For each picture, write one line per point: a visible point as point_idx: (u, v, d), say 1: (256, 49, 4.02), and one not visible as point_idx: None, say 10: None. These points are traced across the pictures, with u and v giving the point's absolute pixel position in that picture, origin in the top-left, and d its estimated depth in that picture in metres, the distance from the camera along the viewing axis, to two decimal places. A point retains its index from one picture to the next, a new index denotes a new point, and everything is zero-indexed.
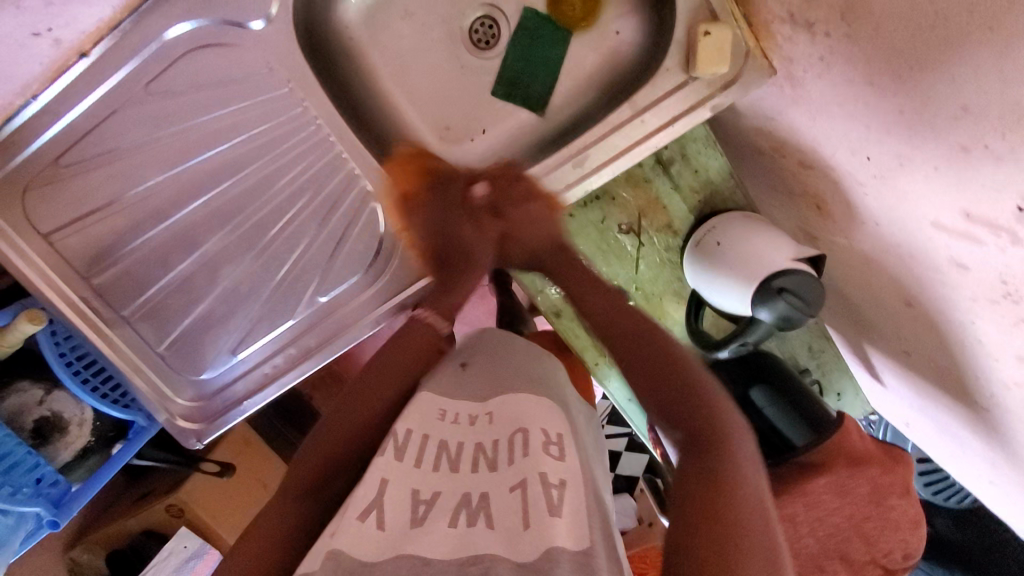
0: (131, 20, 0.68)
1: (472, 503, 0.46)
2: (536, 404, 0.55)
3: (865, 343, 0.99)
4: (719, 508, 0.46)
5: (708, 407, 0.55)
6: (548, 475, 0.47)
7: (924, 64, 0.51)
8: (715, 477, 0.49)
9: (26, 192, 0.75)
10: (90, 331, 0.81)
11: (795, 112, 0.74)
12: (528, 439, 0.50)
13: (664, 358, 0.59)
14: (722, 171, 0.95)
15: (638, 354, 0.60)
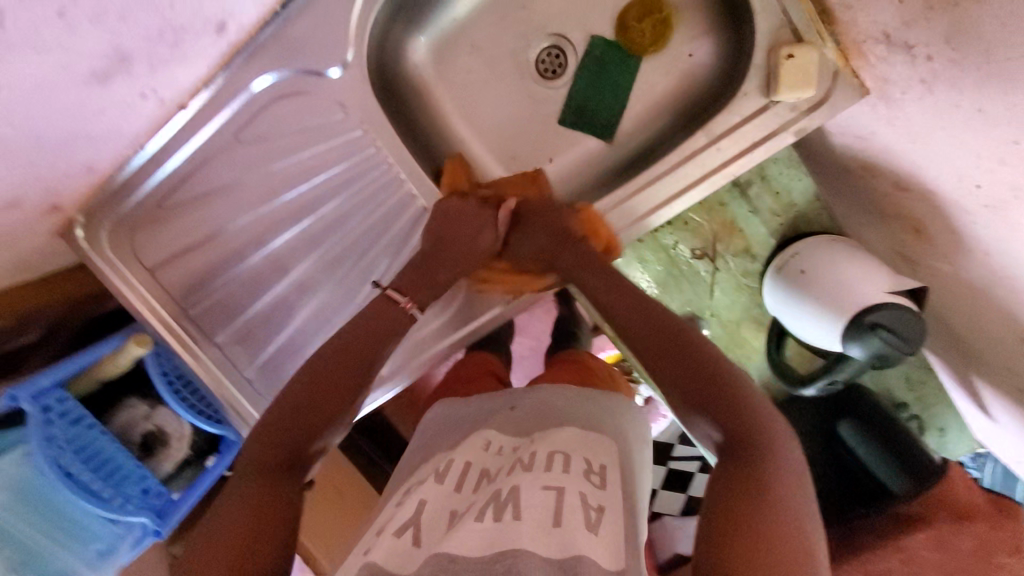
0: (223, 75, 0.73)
1: (501, 499, 0.47)
2: (580, 437, 0.56)
3: (970, 378, 0.88)
4: (758, 522, 0.43)
5: (744, 408, 0.51)
6: (588, 497, 0.48)
7: None
8: (753, 486, 0.46)
9: (136, 232, 0.83)
10: (184, 352, 0.87)
11: (891, 133, 0.68)
12: (570, 460, 0.52)
13: (689, 347, 0.57)
14: (806, 193, 0.89)
15: (655, 347, 0.59)
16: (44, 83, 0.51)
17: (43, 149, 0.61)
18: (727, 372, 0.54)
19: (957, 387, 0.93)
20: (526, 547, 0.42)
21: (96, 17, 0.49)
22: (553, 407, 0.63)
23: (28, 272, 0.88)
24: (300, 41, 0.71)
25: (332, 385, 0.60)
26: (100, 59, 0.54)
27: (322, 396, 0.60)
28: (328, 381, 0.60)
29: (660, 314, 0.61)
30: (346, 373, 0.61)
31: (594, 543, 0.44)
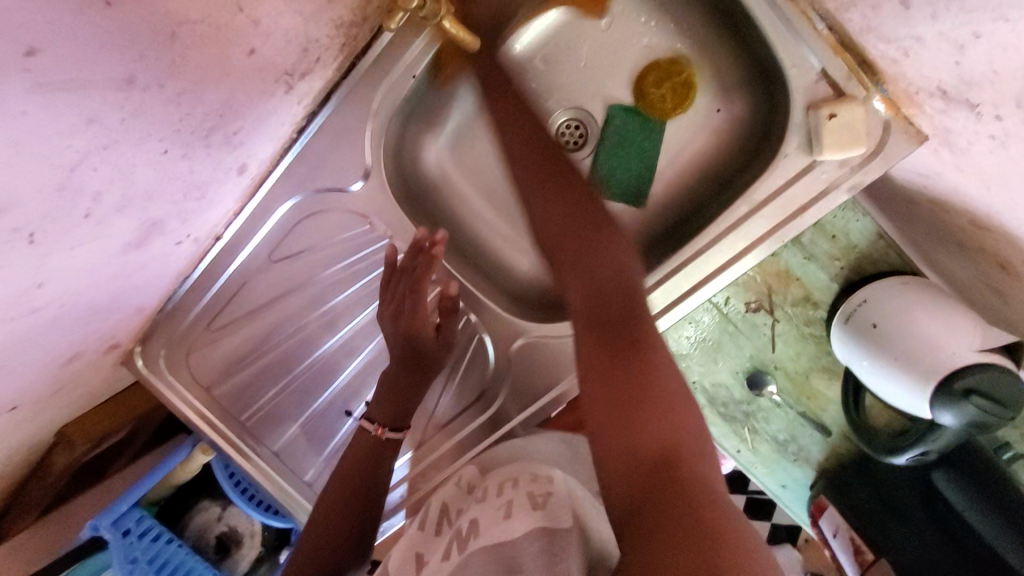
0: (252, 201, 0.74)
1: (461, 535, 0.54)
2: (537, 453, 0.70)
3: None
4: (657, 444, 0.41)
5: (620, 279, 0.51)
6: (534, 490, 0.58)
7: None
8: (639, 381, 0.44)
9: (189, 354, 0.86)
10: (243, 460, 0.90)
11: (960, 178, 0.60)
12: (522, 478, 0.62)
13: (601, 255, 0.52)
14: (866, 233, 0.81)
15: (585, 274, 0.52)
16: (83, 270, 0.53)
17: (93, 312, 0.63)
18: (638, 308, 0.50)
19: None
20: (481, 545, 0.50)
21: (123, 207, 0.50)
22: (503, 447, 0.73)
23: (98, 398, 0.92)
24: (318, 160, 0.71)
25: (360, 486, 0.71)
26: (133, 233, 0.56)
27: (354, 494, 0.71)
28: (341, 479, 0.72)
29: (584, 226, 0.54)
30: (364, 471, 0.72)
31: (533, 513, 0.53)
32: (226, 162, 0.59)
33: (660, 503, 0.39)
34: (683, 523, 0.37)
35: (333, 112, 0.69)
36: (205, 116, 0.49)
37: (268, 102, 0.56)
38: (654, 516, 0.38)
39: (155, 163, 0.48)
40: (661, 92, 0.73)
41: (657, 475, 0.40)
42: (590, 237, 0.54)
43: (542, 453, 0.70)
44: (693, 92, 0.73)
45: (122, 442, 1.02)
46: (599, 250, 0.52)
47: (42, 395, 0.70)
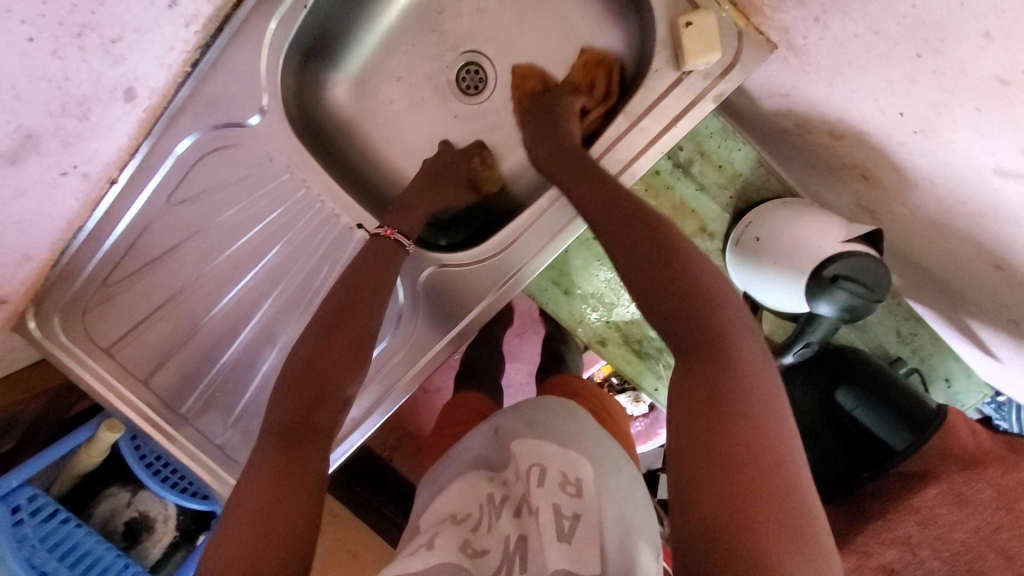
0: (146, 143, 0.74)
1: (512, 548, 0.57)
2: (560, 451, 0.64)
3: (965, 320, 0.84)
4: (743, 472, 0.40)
5: (713, 297, 0.50)
6: (560, 507, 0.57)
7: (927, 0, 0.45)
8: (720, 400, 0.44)
9: (87, 314, 0.83)
10: (149, 429, 0.86)
11: (807, 83, 0.67)
12: (552, 475, 0.61)
13: (671, 263, 0.52)
14: (749, 162, 0.88)
15: (652, 288, 0.52)
16: None
17: None
18: (699, 297, 0.50)
19: (949, 328, 0.89)
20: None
21: None
22: (535, 419, 0.70)
23: None
24: (214, 97, 0.72)
25: (336, 337, 0.63)
26: (3, 141, 0.54)
27: (297, 450, 0.55)
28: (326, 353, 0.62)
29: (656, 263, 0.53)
30: (305, 457, 0.55)
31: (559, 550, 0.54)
32: (108, 79, 0.60)
33: (725, 517, 0.39)
34: (746, 546, 0.37)
35: (228, 44, 0.70)
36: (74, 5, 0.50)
37: (146, 11, 0.57)
38: (725, 530, 0.39)
39: (20, 51, 0.49)
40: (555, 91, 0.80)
41: (736, 489, 0.40)
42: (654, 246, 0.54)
43: (573, 454, 0.64)
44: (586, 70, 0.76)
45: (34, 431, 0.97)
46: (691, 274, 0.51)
47: None
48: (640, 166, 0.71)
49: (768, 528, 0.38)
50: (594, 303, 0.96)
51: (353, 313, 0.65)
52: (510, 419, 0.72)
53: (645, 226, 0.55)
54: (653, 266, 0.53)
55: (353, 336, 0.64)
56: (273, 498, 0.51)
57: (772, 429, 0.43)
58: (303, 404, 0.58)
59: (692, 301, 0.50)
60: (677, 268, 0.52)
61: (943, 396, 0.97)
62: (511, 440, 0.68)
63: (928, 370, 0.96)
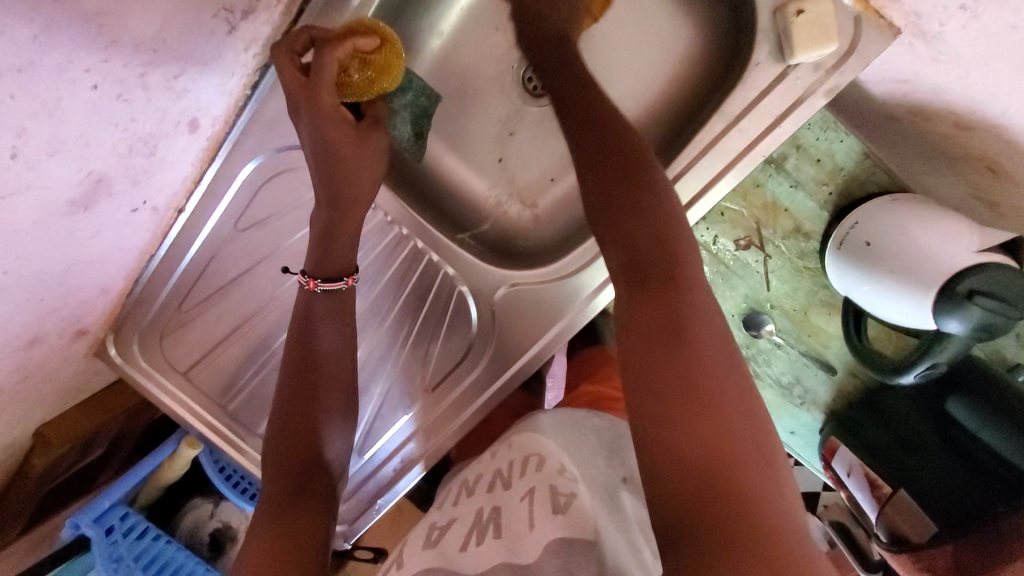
0: (210, 169, 0.71)
1: (485, 519, 0.59)
2: (552, 432, 0.67)
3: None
4: (694, 404, 0.40)
5: (655, 224, 0.48)
6: (557, 487, 0.59)
7: None
8: (668, 340, 0.43)
9: (163, 339, 0.83)
10: (231, 450, 0.87)
11: (939, 69, 0.58)
12: (546, 462, 0.62)
13: (626, 176, 0.50)
14: (852, 154, 0.78)
15: (606, 202, 0.50)
16: (27, 229, 0.51)
17: (47, 284, 0.61)
18: (652, 208, 0.49)
19: None
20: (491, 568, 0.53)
21: (56, 151, 0.47)
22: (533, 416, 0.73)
23: (74, 397, 0.89)
24: (275, 118, 0.69)
25: (320, 366, 0.64)
26: (77, 189, 0.53)
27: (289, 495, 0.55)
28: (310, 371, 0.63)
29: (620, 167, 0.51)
30: (303, 513, 0.53)
31: (547, 529, 0.55)
32: (173, 113, 0.57)
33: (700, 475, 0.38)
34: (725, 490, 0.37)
35: None
36: (137, 47, 0.47)
37: (208, 41, 0.54)
38: (691, 475, 0.38)
39: (88, 100, 0.46)
40: (355, 74, 0.60)
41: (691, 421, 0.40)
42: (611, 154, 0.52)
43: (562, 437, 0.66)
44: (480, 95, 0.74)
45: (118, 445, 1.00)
46: (639, 206, 0.49)
47: (7, 383, 0.68)
48: (737, 171, 0.64)
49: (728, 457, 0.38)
50: None
51: (318, 334, 0.65)
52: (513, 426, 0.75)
53: (602, 140, 0.52)
54: (608, 189, 0.50)
55: (328, 368, 0.64)
56: (276, 554, 0.48)
57: (719, 363, 0.42)
58: (284, 447, 0.59)
59: (646, 219, 0.48)
60: (630, 195, 0.49)
61: None
62: (511, 433, 0.71)
63: None
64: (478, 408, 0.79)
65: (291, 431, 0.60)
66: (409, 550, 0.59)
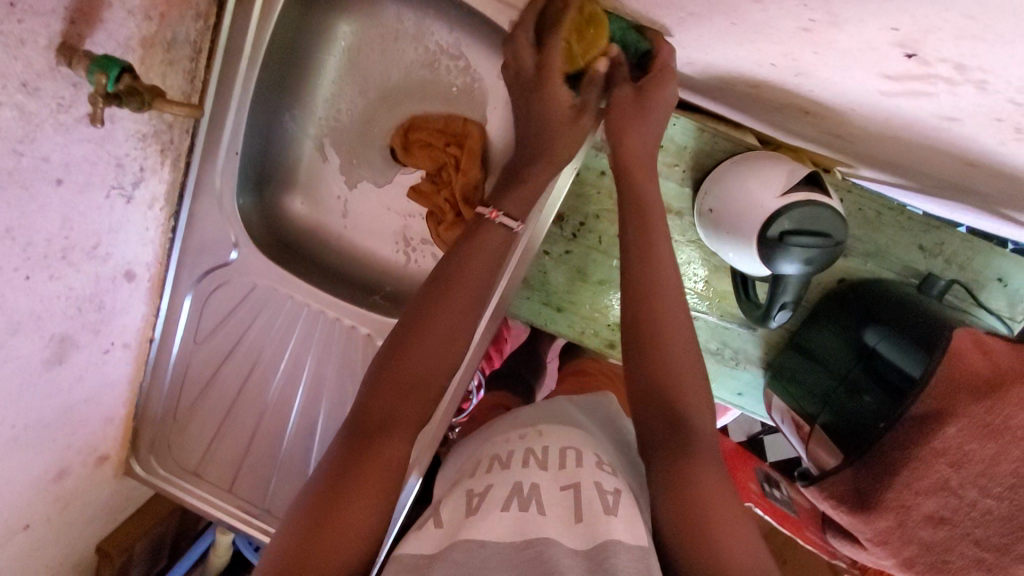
0: (163, 302, 0.88)
1: (525, 493, 0.57)
2: (577, 431, 0.69)
3: (1005, 211, 0.77)
4: (709, 522, 0.55)
5: (694, 421, 0.61)
6: (602, 484, 0.58)
7: None
8: (689, 488, 0.57)
9: (171, 447, 0.99)
10: (248, 528, 1.00)
11: (691, 51, 0.65)
12: (583, 453, 0.63)
13: (649, 334, 0.64)
14: (690, 132, 0.85)
15: (638, 355, 0.64)
16: (15, 392, 0.67)
17: (52, 426, 0.77)
18: (678, 377, 0.63)
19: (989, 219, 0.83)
20: (554, 538, 0.51)
21: (16, 330, 0.63)
22: (552, 406, 0.77)
23: (121, 512, 1.05)
24: (198, 247, 0.84)
25: (422, 342, 0.62)
26: (45, 350, 0.69)
27: (360, 459, 0.57)
28: (412, 372, 0.61)
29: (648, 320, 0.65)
30: (377, 466, 0.57)
31: (617, 524, 0.53)
32: (105, 273, 0.73)
33: None
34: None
35: (191, 203, 0.82)
36: (49, 239, 0.62)
37: (111, 213, 0.70)
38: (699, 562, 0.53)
39: (25, 288, 0.62)
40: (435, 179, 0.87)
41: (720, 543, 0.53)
42: (636, 313, 0.65)
43: (581, 430, 0.70)
44: (403, 157, 0.87)
45: (177, 544, 1.18)
46: (678, 387, 0.62)
47: (49, 513, 0.85)
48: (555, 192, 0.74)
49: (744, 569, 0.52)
50: (592, 310, 0.97)
51: (435, 324, 0.63)
52: (527, 407, 0.81)
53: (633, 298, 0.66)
54: (636, 348, 0.65)
55: (431, 358, 0.62)
56: (317, 540, 0.51)
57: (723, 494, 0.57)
58: (368, 413, 0.60)
59: (677, 385, 0.62)
60: (655, 361, 0.63)
61: (1004, 299, 0.87)
62: (535, 418, 0.74)
63: (972, 274, 0.87)
64: (430, 440, 0.89)
65: (387, 398, 0.60)
66: (448, 514, 0.57)
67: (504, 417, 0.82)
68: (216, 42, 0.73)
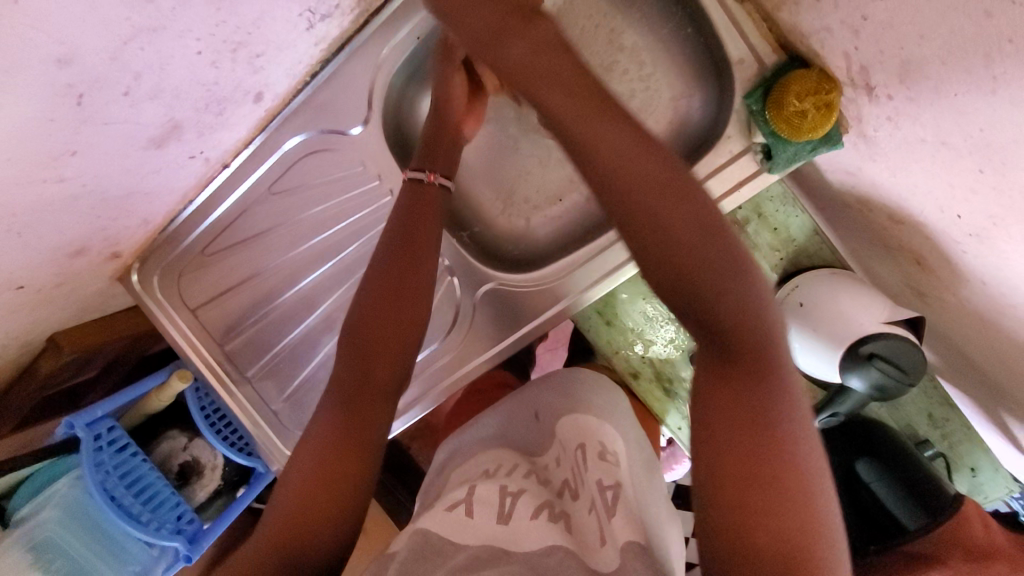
0: (260, 136, 0.83)
1: (553, 513, 0.60)
2: (595, 421, 0.72)
3: (1006, 415, 0.82)
4: (768, 464, 0.39)
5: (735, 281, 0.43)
6: (602, 482, 0.62)
7: (972, 130, 0.48)
8: (745, 412, 0.41)
9: (181, 277, 0.92)
10: (219, 386, 0.95)
11: (873, 168, 0.70)
12: (587, 452, 0.68)
13: (680, 214, 0.43)
14: (804, 229, 0.91)
15: (673, 234, 0.43)
16: (110, 154, 0.62)
17: (108, 203, 0.71)
18: (648, 145, 0.45)
19: (987, 424, 0.89)
20: (561, 544, 0.53)
21: (155, 96, 0.59)
22: (567, 389, 0.80)
23: (90, 313, 0.97)
24: (327, 104, 0.81)
25: (404, 286, 0.64)
26: (157, 130, 0.64)
27: (349, 424, 0.57)
28: (373, 333, 0.61)
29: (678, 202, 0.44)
30: (364, 422, 0.58)
31: (620, 525, 0.56)
32: (245, 84, 0.69)
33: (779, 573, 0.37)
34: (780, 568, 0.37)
35: (345, 60, 0.79)
36: (236, 28, 0.58)
37: (289, 32, 0.66)
38: (761, 543, 0.38)
39: (189, 61, 0.57)
40: None
41: (761, 517, 0.39)
42: (675, 193, 0.44)
43: (589, 419, 0.72)
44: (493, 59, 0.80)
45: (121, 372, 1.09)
46: (699, 216, 0.44)
47: (45, 284, 0.77)
48: None
49: (810, 554, 0.37)
50: (634, 337, 1.01)
51: (415, 259, 0.66)
52: (543, 389, 0.82)
53: (652, 167, 0.44)
54: (661, 234, 0.43)
55: (415, 294, 0.64)
56: (317, 488, 0.53)
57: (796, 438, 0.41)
58: (347, 374, 0.60)
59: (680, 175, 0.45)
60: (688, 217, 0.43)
61: (966, 485, 0.99)
62: (550, 411, 0.78)
63: (954, 455, 0.98)
64: (452, 385, 0.89)
65: (370, 354, 0.61)
66: (479, 504, 0.58)
67: (531, 392, 0.84)
68: None
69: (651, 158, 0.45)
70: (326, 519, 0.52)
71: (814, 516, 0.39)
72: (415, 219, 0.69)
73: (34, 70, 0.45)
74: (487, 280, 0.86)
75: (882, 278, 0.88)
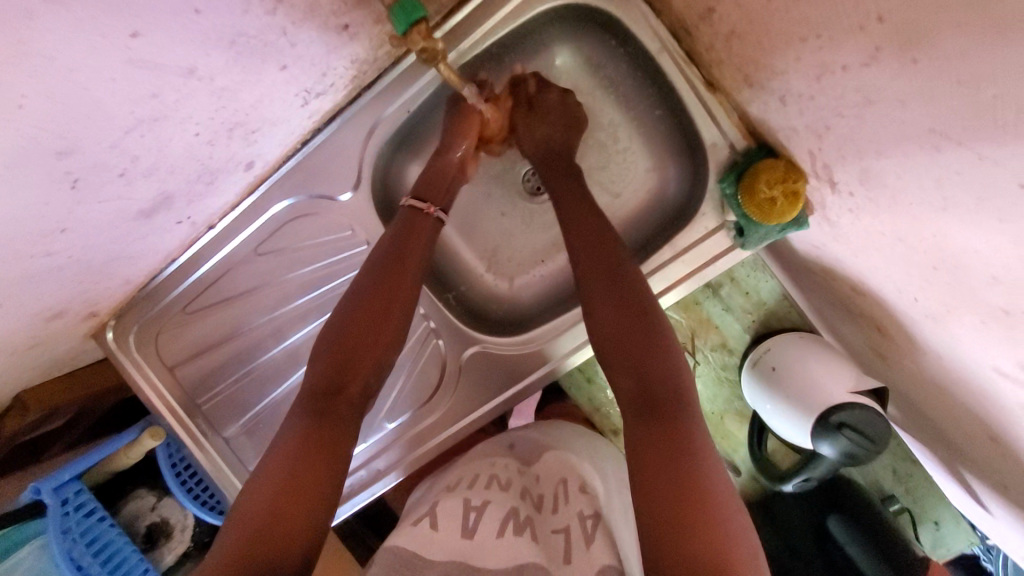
0: (251, 198, 0.84)
1: (519, 520, 0.60)
2: (577, 458, 0.71)
3: (960, 469, 0.83)
4: (684, 464, 0.53)
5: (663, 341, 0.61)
6: (583, 510, 0.61)
7: (922, 233, 0.52)
8: (669, 434, 0.56)
9: (159, 335, 0.91)
10: (190, 442, 0.93)
11: (836, 247, 0.74)
12: (568, 484, 0.66)
13: (626, 296, 0.64)
14: (774, 293, 0.96)
15: (617, 311, 0.63)
16: (100, 226, 0.62)
17: (91, 268, 0.70)
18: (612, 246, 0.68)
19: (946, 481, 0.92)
20: (535, 562, 0.53)
21: (149, 174, 0.59)
22: (550, 432, 0.78)
23: (61, 368, 0.94)
24: (319, 170, 0.83)
25: (391, 303, 0.66)
26: (147, 202, 0.65)
27: (316, 444, 0.58)
28: (350, 350, 0.63)
29: (632, 284, 0.65)
30: (336, 439, 0.59)
31: (597, 550, 0.55)
32: (238, 156, 0.70)
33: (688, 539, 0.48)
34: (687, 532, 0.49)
35: (338, 129, 0.81)
36: (235, 111, 0.60)
37: (286, 109, 0.68)
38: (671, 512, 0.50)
39: (187, 142, 0.59)
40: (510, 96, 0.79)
41: (669, 513, 0.50)
42: (624, 282, 0.65)
43: (571, 456, 0.71)
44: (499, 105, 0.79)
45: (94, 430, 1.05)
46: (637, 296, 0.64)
47: (18, 348, 0.75)
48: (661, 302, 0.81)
49: (705, 537, 0.48)
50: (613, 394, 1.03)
51: (398, 270, 0.68)
52: (530, 431, 0.79)
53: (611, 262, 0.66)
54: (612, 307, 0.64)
55: (393, 313, 0.66)
56: (280, 507, 0.53)
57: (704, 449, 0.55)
58: (322, 388, 0.61)
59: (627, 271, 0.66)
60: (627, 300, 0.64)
61: (931, 538, 1.02)
62: (533, 447, 0.75)
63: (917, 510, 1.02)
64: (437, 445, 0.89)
65: (348, 375, 0.63)
66: (445, 520, 0.59)
67: (509, 429, 0.81)
68: (448, 19, 0.74)
69: (612, 254, 0.68)
70: (287, 540, 0.51)
71: (714, 501, 0.51)
72: (400, 233, 0.70)
73: (35, 164, 0.46)
74: (472, 345, 0.88)
75: (846, 343, 0.93)
